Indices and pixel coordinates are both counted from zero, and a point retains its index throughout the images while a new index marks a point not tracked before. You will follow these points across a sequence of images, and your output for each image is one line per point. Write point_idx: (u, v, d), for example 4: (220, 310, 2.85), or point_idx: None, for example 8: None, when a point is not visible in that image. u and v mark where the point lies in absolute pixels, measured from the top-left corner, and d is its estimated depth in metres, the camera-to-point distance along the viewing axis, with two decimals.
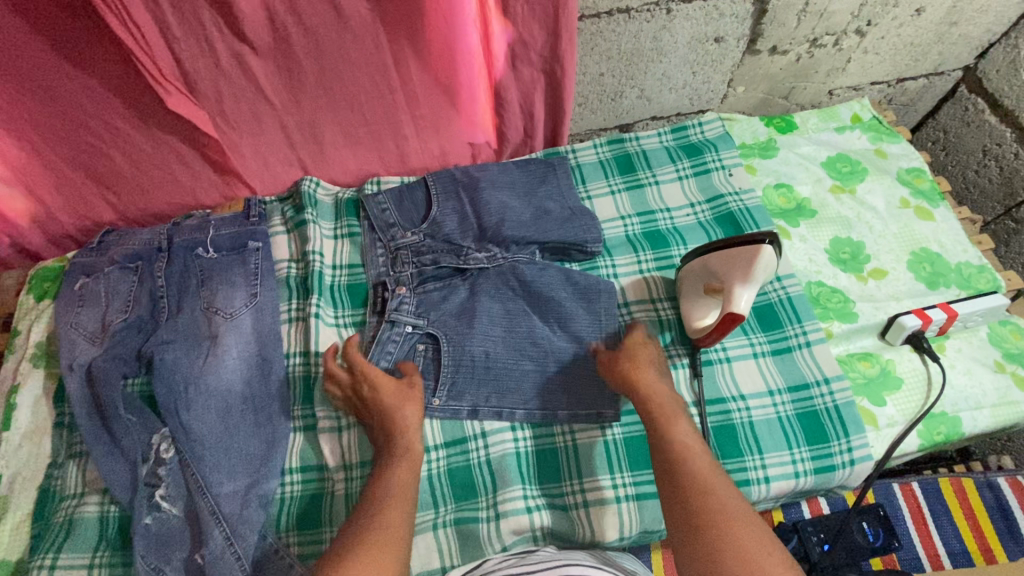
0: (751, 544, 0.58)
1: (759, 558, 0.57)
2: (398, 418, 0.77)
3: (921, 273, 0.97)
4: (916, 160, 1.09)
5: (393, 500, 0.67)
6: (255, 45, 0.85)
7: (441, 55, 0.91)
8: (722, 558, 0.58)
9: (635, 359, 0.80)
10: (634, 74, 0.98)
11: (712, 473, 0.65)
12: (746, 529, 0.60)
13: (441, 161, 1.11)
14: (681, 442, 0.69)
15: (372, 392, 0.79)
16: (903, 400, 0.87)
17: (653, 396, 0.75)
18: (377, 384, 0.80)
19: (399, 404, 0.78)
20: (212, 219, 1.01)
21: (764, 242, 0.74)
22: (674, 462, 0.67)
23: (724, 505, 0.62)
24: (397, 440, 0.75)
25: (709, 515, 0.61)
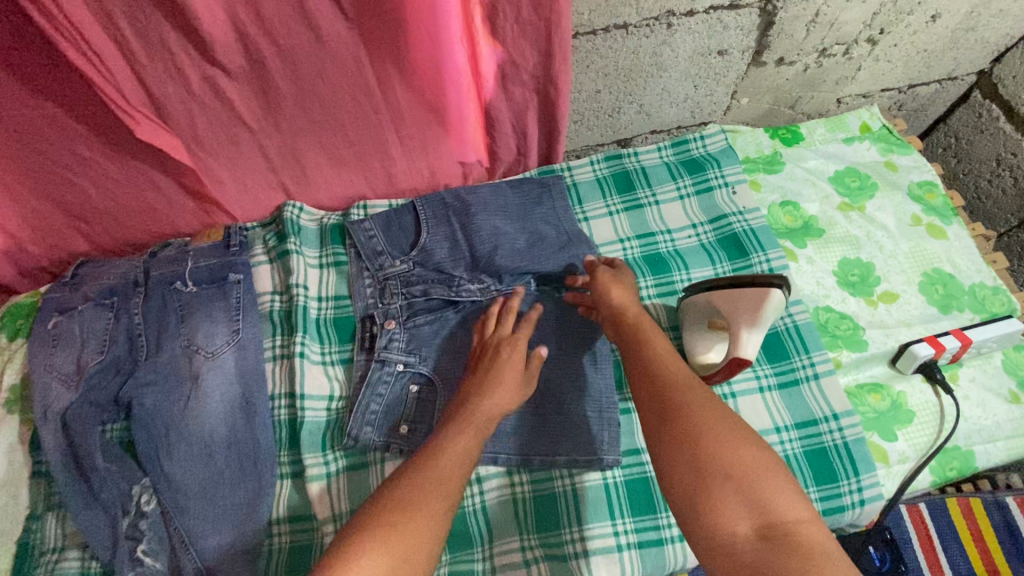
0: (729, 436, 0.63)
1: (735, 447, 0.62)
2: (491, 393, 0.76)
3: (933, 296, 0.93)
4: (927, 172, 1.04)
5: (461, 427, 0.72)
6: (228, 68, 0.79)
7: (427, 74, 0.84)
8: (703, 449, 0.62)
9: (616, 288, 0.83)
10: (632, 90, 0.92)
11: (690, 377, 0.70)
12: (723, 422, 0.64)
13: (431, 181, 1.05)
14: (659, 354, 0.73)
15: (505, 359, 0.80)
16: (915, 435, 0.84)
17: (632, 312, 0.80)
18: (510, 356, 0.80)
19: (500, 383, 0.77)
20: (190, 249, 0.96)
21: (775, 286, 0.69)
22: (652, 371, 0.72)
23: (701, 402, 0.66)
24: (474, 416, 0.74)
25: (687, 411, 0.65)
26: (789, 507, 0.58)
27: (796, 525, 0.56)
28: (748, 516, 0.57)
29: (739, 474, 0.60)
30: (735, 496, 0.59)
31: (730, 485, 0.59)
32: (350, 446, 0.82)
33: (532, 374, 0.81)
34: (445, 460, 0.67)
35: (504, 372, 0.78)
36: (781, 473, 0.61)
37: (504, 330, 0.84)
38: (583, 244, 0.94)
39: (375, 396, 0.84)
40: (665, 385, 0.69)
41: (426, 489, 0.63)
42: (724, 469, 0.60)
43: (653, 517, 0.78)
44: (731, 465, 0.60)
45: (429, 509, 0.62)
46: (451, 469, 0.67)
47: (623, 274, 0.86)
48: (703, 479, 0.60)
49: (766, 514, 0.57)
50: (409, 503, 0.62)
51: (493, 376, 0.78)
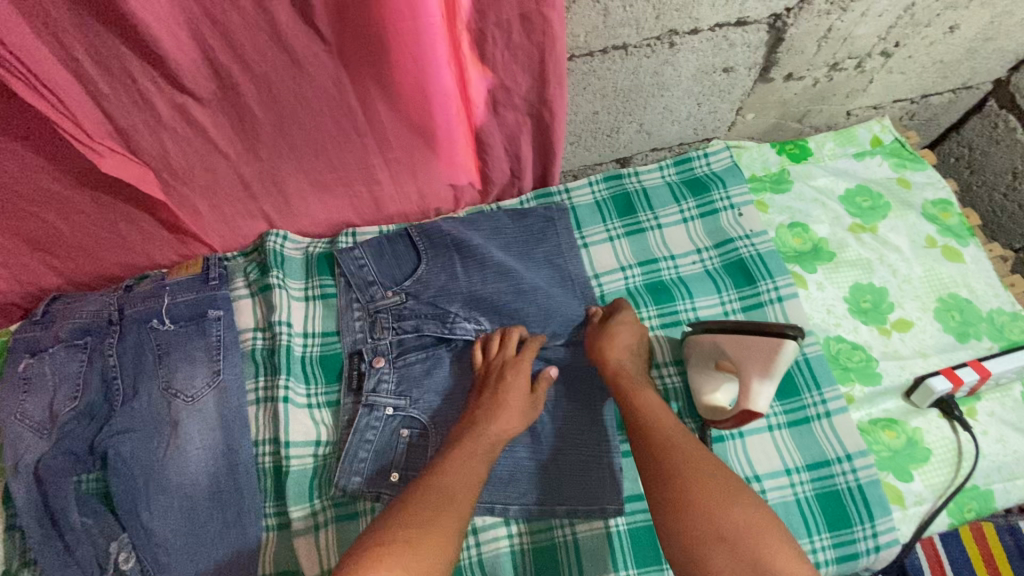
0: (720, 494, 0.62)
1: (726, 506, 0.60)
2: (497, 417, 0.75)
3: (950, 323, 0.89)
4: (942, 189, 0.99)
5: (472, 450, 0.72)
6: (199, 96, 0.72)
7: (413, 97, 0.77)
8: (694, 509, 0.61)
9: (606, 341, 0.80)
10: (632, 109, 0.86)
11: (679, 435, 0.69)
12: (711, 478, 0.63)
13: (421, 205, 0.99)
14: (650, 410, 0.73)
15: (510, 383, 0.78)
16: (932, 474, 0.80)
17: (622, 370, 0.77)
18: (516, 379, 0.78)
19: (500, 412, 0.76)
20: (167, 283, 0.90)
21: (789, 335, 0.66)
22: (642, 430, 0.71)
23: (690, 460, 0.65)
24: (479, 441, 0.73)
25: (677, 471, 0.64)
26: (790, 566, 0.56)
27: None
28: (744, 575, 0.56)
29: (733, 535, 0.58)
30: (732, 557, 0.57)
31: (724, 547, 0.58)
32: (338, 497, 0.78)
33: (539, 397, 0.80)
34: (450, 479, 0.67)
35: (512, 399, 0.77)
36: (778, 529, 0.59)
37: (508, 353, 0.82)
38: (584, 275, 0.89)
39: (363, 443, 0.80)
40: (655, 445, 0.68)
41: (428, 503, 0.63)
42: (715, 530, 0.59)
43: (659, 568, 0.74)
44: (724, 526, 0.59)
45: (438, 517, 0.62)
46: (456, 488, 0.66)
47: (611, 325, 0.82)
48: (698, 541, 0.59)
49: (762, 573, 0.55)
50: (414, 515, 0.62)
51: (502, 400, 0.77)
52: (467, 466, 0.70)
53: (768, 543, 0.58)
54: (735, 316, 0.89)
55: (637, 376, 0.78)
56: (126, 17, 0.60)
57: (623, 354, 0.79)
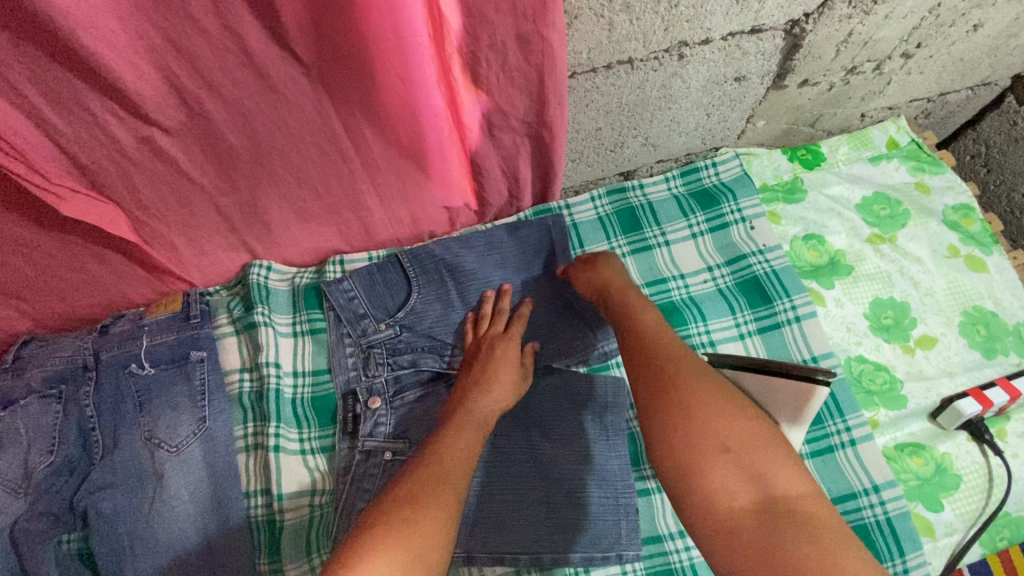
0: (726, 406, 0.56)
1: (730, 416, 0.55)
2: (490, 391, 0.73)
3: (975, 339, 0.85)
4: (962, 194, 0.94)
5: (468, 425, 0.69)
6: (167, 127, 0.66)
7: (402, 121, 0.71)
8: (700, 417, 0.55)
9: (604, 270, 0.78)
10: (637, 124, 0.80)
11: (681, 347, 0.64)
12: (716, 387, 0.58)
13: (413, 229, 0.94)
14: (651, 324, 0.68)
15: (500, 354, 0.77)
16: (962, 503, 0.76)
17: (618, 295, 0.74)
18: (505, 350, 0.77)
19: (493, 381, 0.74)
20: (144, 324, 0.85)
21: (820, 380, 0.58)
22: (642, 340, 0.65)
23: (696, 370, 0.60)
24: (475, 413, 0.71)
25: (681, 376, 0.59)
26: (792, 483, 0.52)
27: (799, 501, 0.50)
28: (747, 489, 0.51)
29: (737, 447, 0.53)
30: (735, 469, 0.52)
31: (728, 458, 0.53)
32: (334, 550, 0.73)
33: (529, 367, 0.79)
34: (450, 458, 0.63)
35: (501, 368, 0.76)
36: (783, 449, 0.54)
37: (497, 328, 0.81)
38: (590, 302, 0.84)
39: (361, 493, 0.75)
40: (655, 353, 0.63)
41: (433, 481, 0.59)
42: (720, 441, 0.54)
43: None
44: (729, 437, 0.54)
45: (440, 497, 0.58)
46: (454, 463, 0.63)
47: (602, 259, 0.80)
48: (700, 449, 0.54)
49: (765, 491, 0.51)
50: (420, 497, 0.57)
51: (492, 372, 0.75)
52: (467, 442, 0.67)
53: (772, 459, 0.53)
54: (750, 338, 0.84)
55: (636, 296, 0.74)
56: (77, 49, 0.53)
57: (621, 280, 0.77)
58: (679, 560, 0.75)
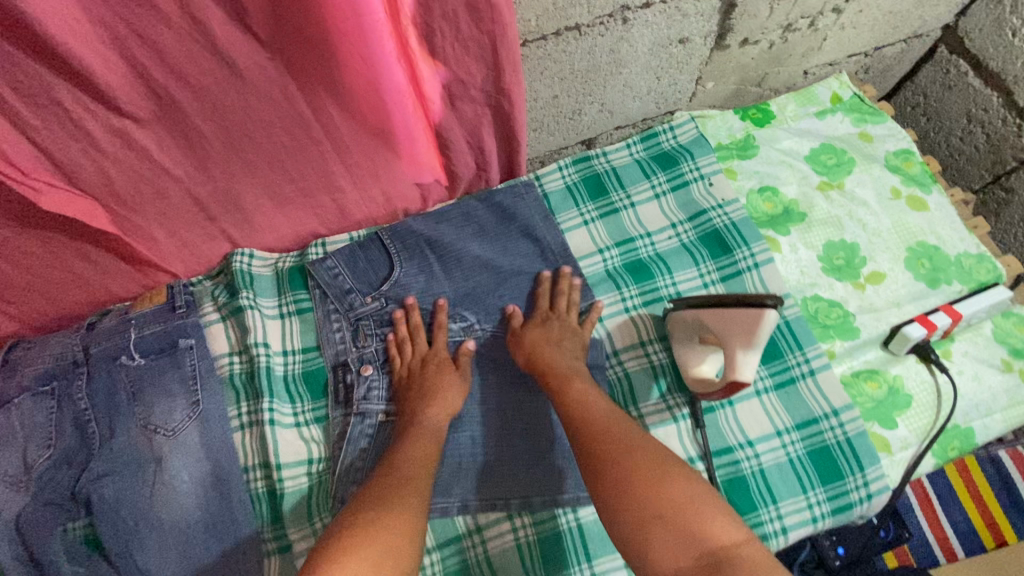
0: (654, 470, 0.61)
1: (660, 482, 0.60)
2: (433, 404, 0.77)
3: (920, 271, 0.91)
4: (902, 140, 1.00)
5: (424, 438, 0.73)
6: (139, 118, 0.68)
7: (368, 100, 0.75)
8: (632, 492, 0.60)
9: (534, 339, 0.81)
10: (592, 90, 0.85)
11: (615, 419, 0.68)
12: (645, 457, 0.62)
13: (388, 207, 0.97)
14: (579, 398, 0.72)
15: (435, 375, 0.80)
16: (914, 419, 0.82)
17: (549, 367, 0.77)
18: (437, 368, 0.81)
19: (437, 393, 0.78)
20: (132, 317, 0.87)
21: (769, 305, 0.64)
22: (574, 420, 0.70)
23: (623, 446, 0.64)
24: (424, 427, 0.75)
25: (609, 456, 0.63)
26: (723, 530, 0.55)
27: (734, 548, 0.54)
28: (685, 549, 0.54)
29: (670, 511, 0.57)
30: (670, 533, 0.56)
31: (662, 525, 0.56)
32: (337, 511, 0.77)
33: (467, 369, 0.82)
34: (407, 465, 0.68)
35: (437, 385, 0.79)
36: (712, 499, 0.58)
37: (421, 347, 0.84)
38: (572, 270, 0.89)
39: (358, 451, 0.79)
40: (582, 437, 0.67)
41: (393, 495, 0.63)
42: (653, 509, 0.58)
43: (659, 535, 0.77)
44: (659, 504, 0.58)
45: (401, 507, 0.62)
46: (413, 473, 0.67)
47: (527, 332, 0.82)
48: (640, 520, 0.58)
49: (700, 545, 0.54)
50: (381, 501, 0.62)
51: (432, 389, 0.79)
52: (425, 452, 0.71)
53: (703, 512, 0.57)
54: (714, 286, 0.89)
55: (564, 367, 0.77)
56: (46, 42, 0.56)
57: (547, 350, 0.79)
58: None
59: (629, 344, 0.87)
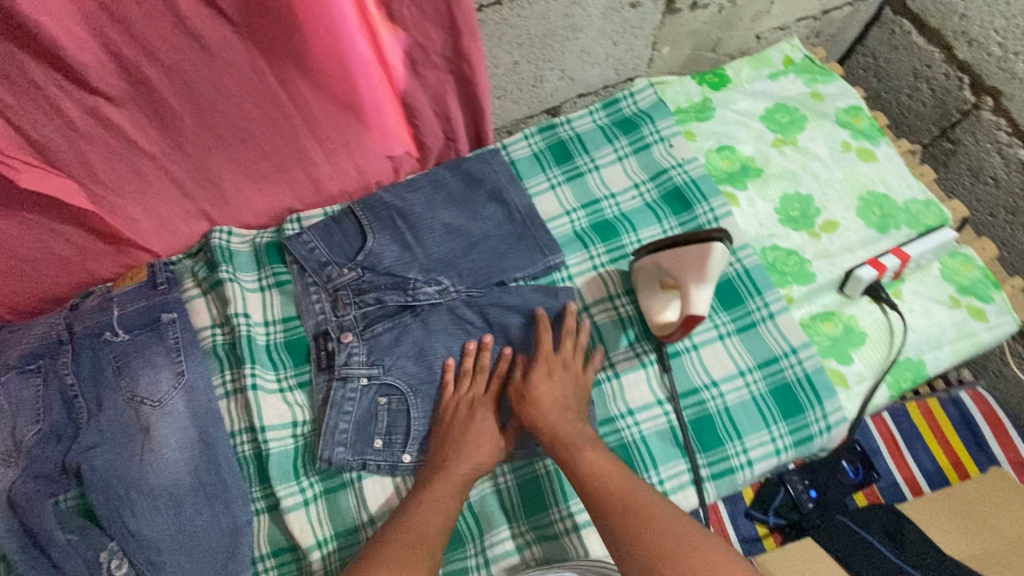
0: (684, 550, 0.60)
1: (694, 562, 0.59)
2: (468, 456, 0.75)
3: (871, 218, 0.95)
4: (852, 97, 1.05)
5: (449, 490, 0.72)
6: (111, 94, 0.71)
7: (334, 70, 0.78)
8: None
9: (549, 404, 0.77)
10: (551, 56, 0.89)
11: (637, 492, 0.67)
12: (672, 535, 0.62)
13: (361, 181, 0.99)
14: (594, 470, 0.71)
15: (479, 424, 0.78)
16: (869, 354, 0.87)
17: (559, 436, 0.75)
18: (485, 419, 0.79)
19: (475, 446, 0.76)
20: (114, 295, 0.89)
21: (717, 239, 0.74)
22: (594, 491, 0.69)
23: (662, 530, 0.63)
24: (450, 480, 0.73)
25: (644, 535, 0.63)
26: None
27: None
28: None
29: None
30: None
31: None
32: (324, 470, 0.80)
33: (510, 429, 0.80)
34: (423, 523, 0.68)
35: (479, 436, 0.77)
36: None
37: (476, 389, 0.81)
38: (540, 229, 0.92)
39: (342, 415, 0.81)
40: (615, 521, 0.65)
41: (412, 556, 0.63)
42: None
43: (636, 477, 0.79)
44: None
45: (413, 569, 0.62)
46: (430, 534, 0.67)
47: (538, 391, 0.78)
48: None
49: None
50: (396, 565, 0.62)
51: (470, 438, 0.77)
52: (445, 510, 0.70)
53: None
54: None
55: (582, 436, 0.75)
56: (17, 18, 0.58)
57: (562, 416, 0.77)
58: (628, 432, 0.82)
59: (598, 297, 0.91)
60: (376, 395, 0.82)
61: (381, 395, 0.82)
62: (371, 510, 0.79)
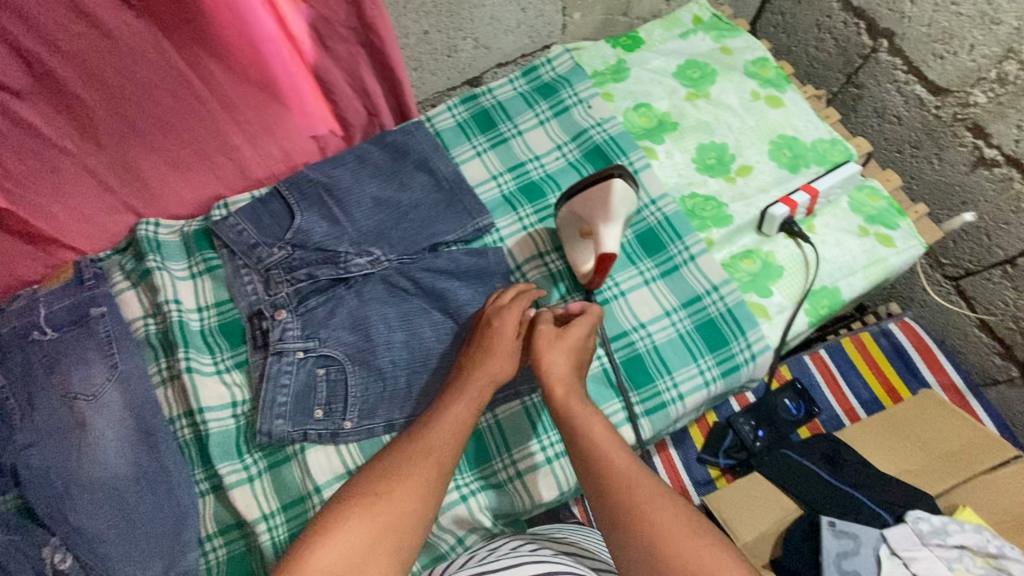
0: (680, 528, 0.58)
1: (690, 543, 0.57)
2: (486, 364, 0.75)
3: (782, 159, 1.00)
4: (758, 49, 1.10)
5: (467, 395, 0.73)
6: (14, 88, 0.69)
7: (243, 49, 0.79)
8: (656, 555, 0.57)
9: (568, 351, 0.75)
10: (461, 24, 0.92)
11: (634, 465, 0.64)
12: (673, 515, 0.59)
13: (287, 163, 1.01)
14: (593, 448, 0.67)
15: (501, 331, 0.77)
16: (787, 286, 0.92)
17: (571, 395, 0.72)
18: (508, 329, 0.78)
19: (495, 359, 0.76)
20: (40, 295, 0.87)
21: (617, 176, 0.78)
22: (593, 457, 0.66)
23: (660, 507, 0.60)
24: (470, 383, 0.74)
25: (642, 511, 0.60)
26: None
27: None
28: None
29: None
30: None
31: None
32: (266, 444, 0.81)
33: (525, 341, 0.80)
34: (438, 429, 0.69)
35: (497, 343, 0.77)
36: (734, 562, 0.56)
37: (505, 298, 0.81)
38: (467, 195, 0.94)
39: (280, 389, 0.81)
40: (612, 490, 0.63)
41: (413, 463, 0.65)
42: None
43: None
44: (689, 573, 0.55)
45: (416, 475, 0.64)
46: (441, 438, 0.68)
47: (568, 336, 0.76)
48: None
49: None
50: (393, 473, 0.64)
51: (494, 347, 0.77)
52: (460, 416, 0.71)
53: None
54: None
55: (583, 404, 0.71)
56: None
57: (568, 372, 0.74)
58: None
59: (529, 255, 0.93)
60: (315, 366, 0.83)
61: (319, 366, 0.83)
62: (317, 479, 0.80)
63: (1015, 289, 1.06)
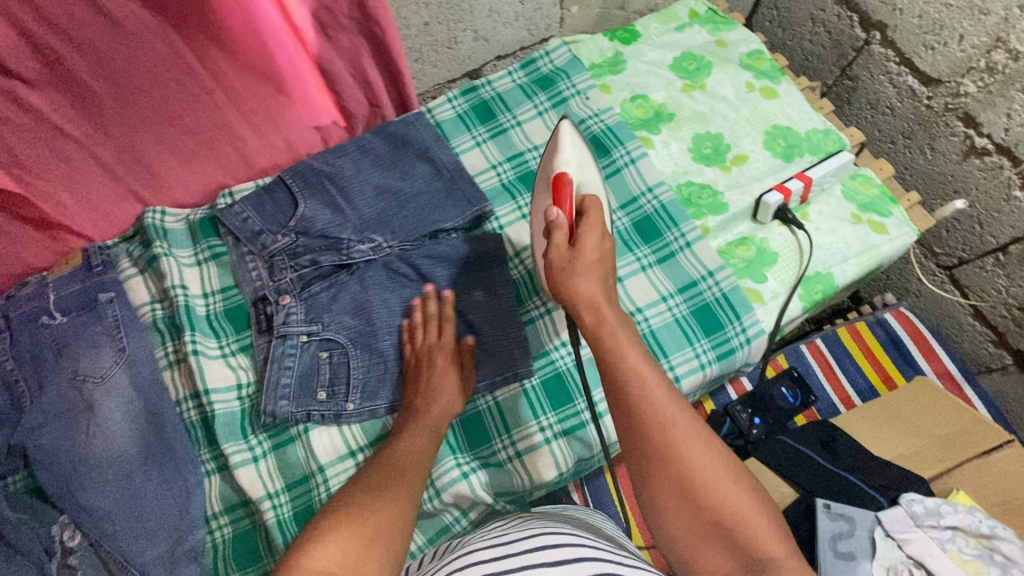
0: (712, 468, 0.57)
1: (719, 483, 0.56)
2: (436, 400, 0.77)
3: (777, 149, 1.02)
4: (753, 42, 1.12)
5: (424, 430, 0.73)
6: (26, 77, 0.70)
7: (248, 40, 0.81)
8: (689, 497, 0.56)
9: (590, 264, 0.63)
10: (460, 16, 0.94)
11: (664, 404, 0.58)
12: (706, 456, 0.57)
13: (290, 153, 1.03)
14: (636, 380, 0.59)
15: (438, 368, 0.80)
16: (782, 272, 0.94)
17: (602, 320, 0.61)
18: (444, 361, 0.80)
19: (437, 396, 0.77)
20: (50, 281, 0.89)
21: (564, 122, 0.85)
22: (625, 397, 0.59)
23: (694, 450, 0.57)
24: (426, 421, 0.75)
25: (677, 454, 0.57)
26: (769, 541, 0.54)
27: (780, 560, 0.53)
28: (730, 558, 0.55)
29: (727, 520, 0.55)
30: (716, 541, 0.55)
31: (718, 533, 0.55)
32: (269, 425, 0.83)
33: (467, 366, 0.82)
34: (405, 456, 0.68)
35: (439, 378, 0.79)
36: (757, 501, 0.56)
37: (432, 335, 0.83)
38: (467, 183, 0.96)
39: (283, 370, 0.83)
40: (645, 434, 0.58)
41: (390, 480, 0.63)
42: (711, 516, 0.55)
43: (572, 406, 0.86)
44: (720, 513, 0.55)
45: (393, 494, 0.61)
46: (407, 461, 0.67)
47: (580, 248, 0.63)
48: (694, 527, 0.56)
49: (748, 555, 0.54)
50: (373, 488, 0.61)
51: (433, 381, 0.79)
52: (423, 446, 0.71)
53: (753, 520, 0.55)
54: None
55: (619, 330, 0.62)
56: None
57: (597, 291, 0.62)
58: (563, 361, 0.89)
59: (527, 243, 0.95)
60: (317, 349, 0.85)
61: (323, 349, 0.85)
62: (320, 458, 0.82)
63: (1006, 276, 1.07)
